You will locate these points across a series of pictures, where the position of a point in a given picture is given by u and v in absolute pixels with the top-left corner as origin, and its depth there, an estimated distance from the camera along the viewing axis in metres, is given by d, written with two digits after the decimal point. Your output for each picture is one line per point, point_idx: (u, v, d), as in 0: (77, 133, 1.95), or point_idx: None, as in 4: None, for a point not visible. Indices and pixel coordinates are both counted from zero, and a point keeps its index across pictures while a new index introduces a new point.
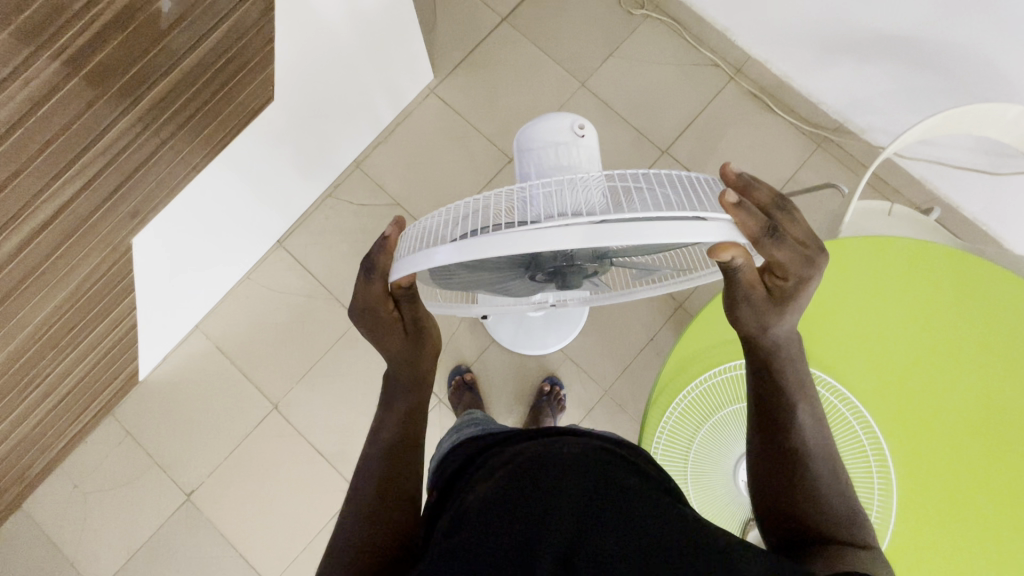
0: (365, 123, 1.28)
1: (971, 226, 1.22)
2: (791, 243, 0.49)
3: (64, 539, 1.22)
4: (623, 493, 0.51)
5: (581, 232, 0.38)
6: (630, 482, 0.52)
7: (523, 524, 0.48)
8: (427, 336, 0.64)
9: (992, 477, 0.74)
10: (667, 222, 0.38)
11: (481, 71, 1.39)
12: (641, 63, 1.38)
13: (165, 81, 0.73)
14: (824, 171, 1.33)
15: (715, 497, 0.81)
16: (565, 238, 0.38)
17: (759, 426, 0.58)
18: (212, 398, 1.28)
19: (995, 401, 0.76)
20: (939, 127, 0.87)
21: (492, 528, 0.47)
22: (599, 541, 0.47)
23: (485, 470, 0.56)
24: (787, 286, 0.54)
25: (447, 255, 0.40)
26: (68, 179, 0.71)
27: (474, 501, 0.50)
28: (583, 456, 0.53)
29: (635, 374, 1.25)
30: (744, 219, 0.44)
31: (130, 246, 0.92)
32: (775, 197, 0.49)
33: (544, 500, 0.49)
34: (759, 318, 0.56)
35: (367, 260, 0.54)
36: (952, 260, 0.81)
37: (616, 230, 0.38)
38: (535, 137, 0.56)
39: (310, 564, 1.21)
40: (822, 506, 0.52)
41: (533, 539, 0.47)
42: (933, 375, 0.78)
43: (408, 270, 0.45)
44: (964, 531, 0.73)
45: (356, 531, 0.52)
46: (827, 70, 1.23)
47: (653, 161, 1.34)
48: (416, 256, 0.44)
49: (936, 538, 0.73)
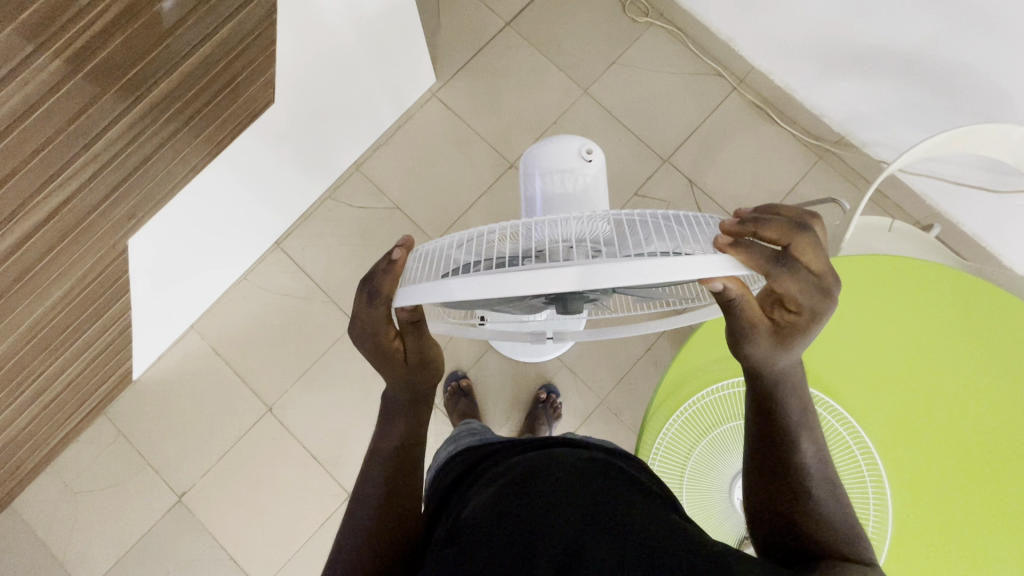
0: (366, 126, 1.27)
1: (971, 242, 1.22)
2: (800, 274, 0.47)
3: (53, 539, 1.21)
4: (622, 506, 0.50)
5: (577, 273, 0.37)
6: (629, 499, 0.52)
7: (517, 539, 0.46)
8: (430, 366, 0.62)
9: (989, 501, 0.74)
10: (667, 263, 0.37)
11: (484, 75, 1.38)
12: (645, 71, 1.38)
13: (168, 81, 0.72)
14: (825, 184, 1.32)
15: (710, 512, 0.81)
16: (566, 275, 0.37)
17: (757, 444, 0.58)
18: (206, 399, 1.27)
19: (997, 425, 0.76)
20: (942, 146, 0.87)
21: (490, 537, 0.47)
22: (598, 546, 0.45)
23: (485, 483, 0.56)
24: (799, 321, 0.53)
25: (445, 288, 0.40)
26: (64, 179, 0.70)
27: (474, 514, 0.50)
28: (582, 479, 0.53)
29: (632, 384, 1.25)
30: (751, 252, 0.42)
31: (126, 247, 0.91)
32: (790, 224, 0.47)
33: (542, 511, 0.49)
34: (766, 353, 0.55)
35: (370, 284, 0.53)
36: (953, 279, 0.81)
37: (613, 272, 0.36)
38: (544, 161, 0.57)
39: (301, 567, 1.21)
40: (822, 524, 0.52)
41: (530, 545, 0.46)
42: (934, 397, 0.77)
43: (409, 304, 0.44)
44: (959, 553, 0.73)
45: (358, 541, 0.53)
46: (831, 83, 1.22)
47: (654, 169, 1.33)
48: (417, 288, 0.43)
49: (930, 560, 0.73)
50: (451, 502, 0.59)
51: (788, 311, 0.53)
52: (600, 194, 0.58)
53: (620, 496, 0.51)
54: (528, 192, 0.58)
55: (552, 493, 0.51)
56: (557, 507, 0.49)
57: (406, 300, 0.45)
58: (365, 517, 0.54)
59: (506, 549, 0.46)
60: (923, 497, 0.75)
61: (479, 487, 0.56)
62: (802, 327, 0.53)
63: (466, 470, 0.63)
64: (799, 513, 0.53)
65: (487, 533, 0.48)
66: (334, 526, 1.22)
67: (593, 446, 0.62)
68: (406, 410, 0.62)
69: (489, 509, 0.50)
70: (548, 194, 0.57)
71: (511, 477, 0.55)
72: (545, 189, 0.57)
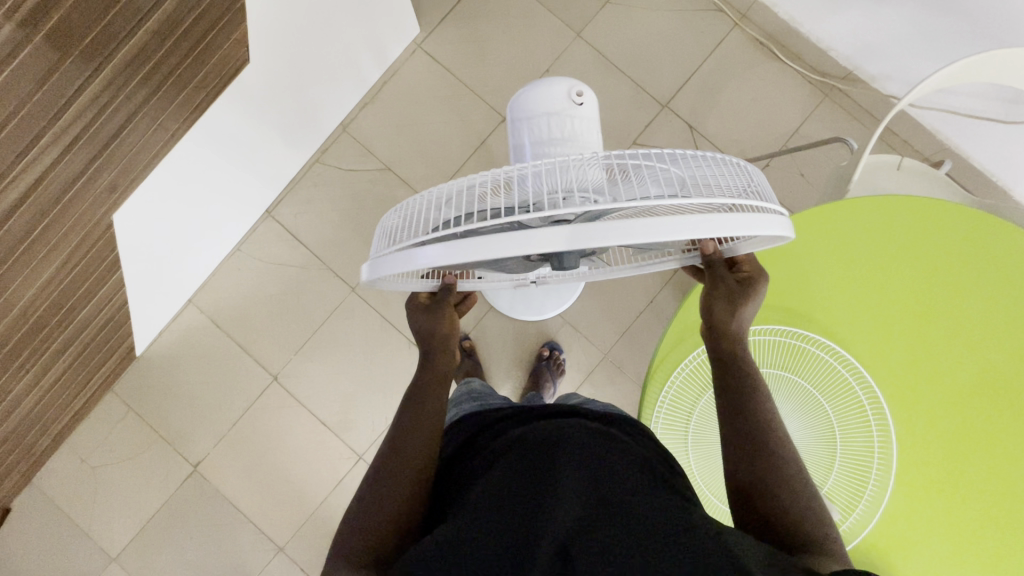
0: (350, 83, 1.21)
1: (981, 176, 1.18)
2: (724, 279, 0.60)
3: (77, 511, 1.25)
4: (617, 481, 0.49)
5: (567, 232, 0.35)
6: (627, 472, 0.50)
7: (530, 509, 0.47)
8: (440, 314, 0.64)
9: (995, 452, 0.74)
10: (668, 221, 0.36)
11: (469, 23, 1.31)
12: (641, 10, 1.30)
13: (134, 41, 0.68)
14: (832, 123, 1.27)
15: (714, 463, 0.79)
16: (550, 238, 0.35)
17: (731, 411, 0.58)
18: (211, 371, 1.28)
19: (1006, 376, 0.75)
20: (959, 75, 0.82)
21: (494, 524, 0.47)
22: (601, 537, 0.43)
23: (487, 456, 0.56)
24: (749, 272, 0.61)
25: (431, 256, 0.39)
26: (39, 152, 0.67)
27: (482, 495, 0.49)
28: (583, 450, 0.52)
29: (634, 337, 1.25)
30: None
31: (112, 222, 0.88)
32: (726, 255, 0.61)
33: (543, 493, 0.47)
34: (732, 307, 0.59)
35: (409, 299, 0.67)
36: (965, 219, 0.78)
37: (602, 234, 0.35)
38: (530, 105, 0.53)
39: (319, 528, 1.24)
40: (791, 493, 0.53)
41: (536, 530, 0.44)
42: (944, 352, 0.76)
43: (386, 273, 0.43)
44: (962, 516, 0.73)
45: (374, 497, 0.55)
46: (839, 13, 1.15)
47: (653, 116, 1.28)
48: (395, 258, 0.42)
49: (935, 519, 0.73)
50: (459, 468, 0.58)
51: (740, 267, 0.62)
52: (593, 138, 0.54)
53: (621, 469, 0.51)
54: (516, 139, 0.55)
55: (569, 456, 0.51)
56: (563, 474, 0.48)
57: (384, 270, 0.43)
58: (384, 480, 0.56)
59: (519, 514, 0.47)
60: (928, 446, 0.75)
61: (489, 455, 0.56)
62: (758, 281, 0.60)
63: (470, 436, 0.63)
64: (780, 476, 0.54)
65: (499, 508, 0.48)
66: (347, 487, 1.25)
67: (591, 413, 0.62)
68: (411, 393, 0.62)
69: (509, 480, 0.50)
70: (537, 146, 0.54)
71: (523, 443, 0.54)
72: (533, 138, 0.54)
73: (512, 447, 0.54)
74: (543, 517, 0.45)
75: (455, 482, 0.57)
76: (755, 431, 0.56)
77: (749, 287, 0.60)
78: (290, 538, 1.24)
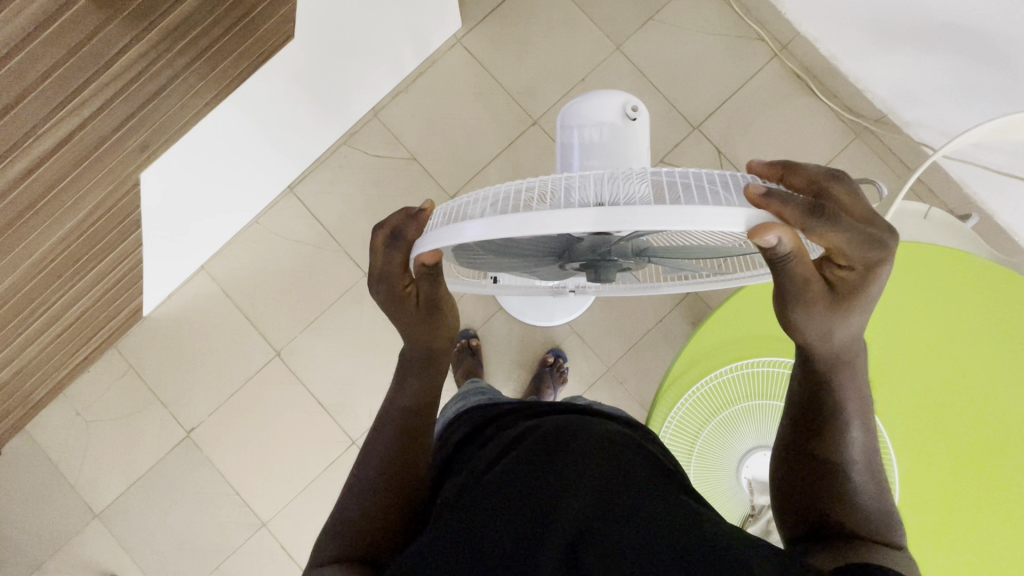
0: (386, 69, 1.21)
1: (1002, 235, 1.19)
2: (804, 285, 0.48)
3: (66, 464, 1.25)
4: (630, 485, 0.47)
5: (591, 215, 0.35)
6: (641, 475, 0.49)
7: (537, 503, 0.44)
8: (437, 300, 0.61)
9: (995, 498, 0.73)
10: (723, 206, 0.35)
11: (513, 23, 1.31)
12: (682, 31, 1.30)
13: (180, 10, 0.69)
14: (860, 163, 1.27)
15: (716, 484, 0.80)
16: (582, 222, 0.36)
17: (795, 428, 0.56)
18: (215, 338, 1.28)
19: (1010, 422, 0.75)
20: (999, 132, 0.82)
21: (499, 512, 0.45)
22: (610, 531, 0.42)
23: (497, 447, 0.55)
24: (853, 277, 0.49)
25: (476, 230, 0.39)
26: (76, 106, 0.67)
27: (490, 483, 0.48)
28: (597, 444, 0.51)
29: (640, 354, 1.24)
30: (786, 202, 0.40)
31: (138, 180, 0.88)
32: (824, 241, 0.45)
33: (554, 486, 0.46)
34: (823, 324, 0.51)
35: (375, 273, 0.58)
36: (983, 272, 0.78)
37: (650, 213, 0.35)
38: (583, 112, 0.54)
39: (304, 509, 1.24)
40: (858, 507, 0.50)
41: (546, 522, 0.42)
42: (969, 403, 0.76)
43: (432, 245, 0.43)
44: (946, 552, 0.73)
45: (377, 484, 0.56)
46: (880, 56, 1.16)
47: (683, 136, 1.28)
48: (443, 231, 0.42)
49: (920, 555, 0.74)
50: (465, 458, 0.59)
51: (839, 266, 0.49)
52: (642, 152, 0.54)
53: (637, 470, 0.49)
54: (564, 146, 0.56)
55: (579, 451, 0.49)
56: (575, 469, 0.47)
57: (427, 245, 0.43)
58: (388, 466, 0.57)
59: (525, 504, 0.45)
60: (926, 484, 0.75)
61: (497, 449, 0.55)
62: (857, 285, 0.49)
63: (478, 427, 0.63)
64: (832, 495, 0.51)
65: (502, 500, 0.46)
66: (336, 471, 1.24)
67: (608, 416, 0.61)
68: (422, 371, 0.65)
69: (512, 471, 0.48)
70: (585, 150, 0.54)
71: (536, 435, 0.52)
72: (583, 145, 0.54)
73: (521, 439, 0.53)
74: (552, 506, 0.44)
75: (458, 471, 0.57)
76: (824, 447, 0.53)
77: (843, 293, 0.50)
78: (273, 516, 1.24)
